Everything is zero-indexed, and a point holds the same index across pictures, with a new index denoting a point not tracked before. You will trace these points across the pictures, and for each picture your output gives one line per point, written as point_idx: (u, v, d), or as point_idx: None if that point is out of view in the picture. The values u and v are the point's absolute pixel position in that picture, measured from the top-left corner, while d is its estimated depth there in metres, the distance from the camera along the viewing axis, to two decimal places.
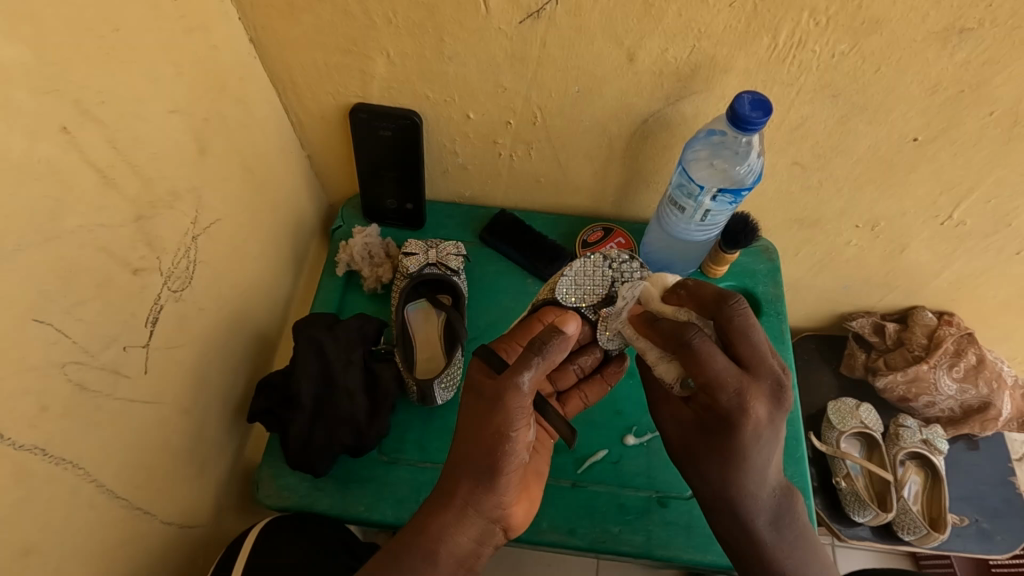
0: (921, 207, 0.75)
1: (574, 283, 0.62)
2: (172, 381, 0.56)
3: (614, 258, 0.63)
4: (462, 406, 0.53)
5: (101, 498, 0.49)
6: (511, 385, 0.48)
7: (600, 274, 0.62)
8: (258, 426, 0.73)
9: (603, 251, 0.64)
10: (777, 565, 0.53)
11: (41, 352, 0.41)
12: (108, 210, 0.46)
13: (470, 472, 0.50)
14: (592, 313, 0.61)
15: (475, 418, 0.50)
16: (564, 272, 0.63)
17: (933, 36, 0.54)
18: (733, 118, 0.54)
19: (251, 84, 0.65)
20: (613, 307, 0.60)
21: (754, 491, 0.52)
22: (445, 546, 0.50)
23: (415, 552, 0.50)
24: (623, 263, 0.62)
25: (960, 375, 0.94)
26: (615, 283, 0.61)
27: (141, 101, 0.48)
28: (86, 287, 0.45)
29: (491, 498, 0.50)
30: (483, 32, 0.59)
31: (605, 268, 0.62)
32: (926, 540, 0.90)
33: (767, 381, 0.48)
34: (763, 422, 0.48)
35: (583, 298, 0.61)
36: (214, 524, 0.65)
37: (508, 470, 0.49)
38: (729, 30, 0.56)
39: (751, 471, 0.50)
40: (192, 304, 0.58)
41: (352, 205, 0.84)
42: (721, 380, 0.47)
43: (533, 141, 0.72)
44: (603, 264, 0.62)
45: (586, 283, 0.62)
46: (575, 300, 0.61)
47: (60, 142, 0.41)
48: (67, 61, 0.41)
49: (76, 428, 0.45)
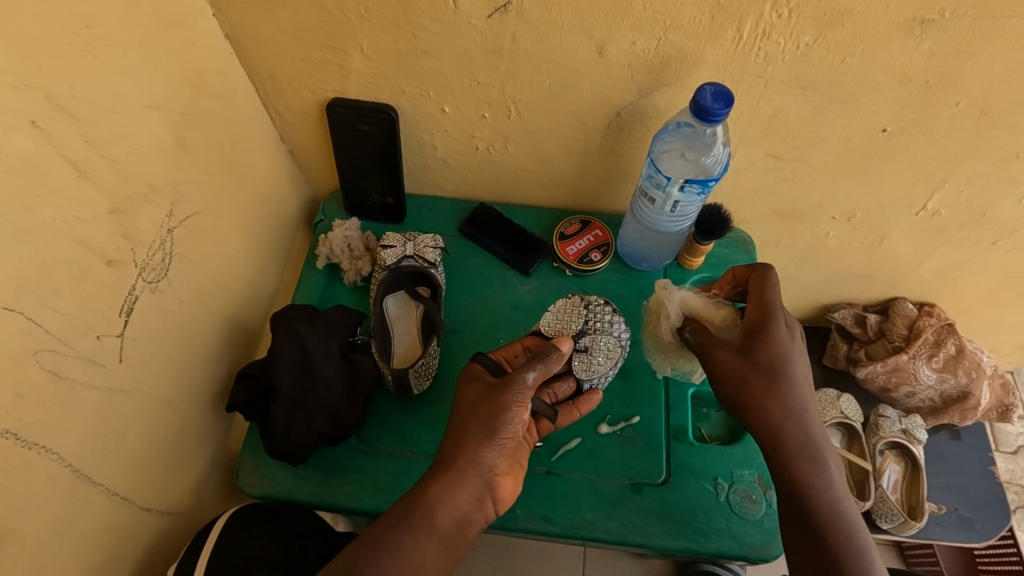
0: (897, 198, 0.76)
1: (554, 318, 0.69)
2: (150, 371, 0.57)
3: (591, 302, 0.70)
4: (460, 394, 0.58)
5: (80, 484, 0.50)
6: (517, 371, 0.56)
7: (579, 313, 0.69)
8: (240, 417, 0.74)
9: (583, 296, 0.71)
10: (825, 504, 0.53)
11: (14, 341, 0.42)
12: (82, 203, 0.47)
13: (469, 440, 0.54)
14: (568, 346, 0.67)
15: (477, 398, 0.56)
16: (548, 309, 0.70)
17: (897, 27, 0.55)
18: (697, 109, 0.55)
19: (230, 80, 0.66)
20: (586, 341, 0.67)
21: (812, 416, 0.57)
22: (442, 507, 0.51)
23: (413, 511, 0.51)
24: (598, 307, 0.69)
25: (940, 365, 0.95)
26: (591, 323, 0.68)
27: (113, 95, 0.49)
28: (59, 278, 0.46)
29: (482, 455, 0.53)
30: (456, 26, 0.60)
31: (583, 309, 0.69)
32: (903, 528, 0.91)
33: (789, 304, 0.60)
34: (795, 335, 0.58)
35: (560, 332, 0.68)
36: (196, 512, 0.67)
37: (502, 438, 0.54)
38: (695, 23, 0.57)
39: (805, 388, 0.57)
40: (170, 296, 0.59)
41: (334, 199, 0.85)
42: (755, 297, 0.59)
43: (510, 134, 0.73)
44: (581, 305, 0.69)
45: (565, 319, 0.68)
46: (552, 333, 0.68)
47: (31, 136, 0.42)
48: (36, 56, 0.42)
49: (52, 414, 0.46)
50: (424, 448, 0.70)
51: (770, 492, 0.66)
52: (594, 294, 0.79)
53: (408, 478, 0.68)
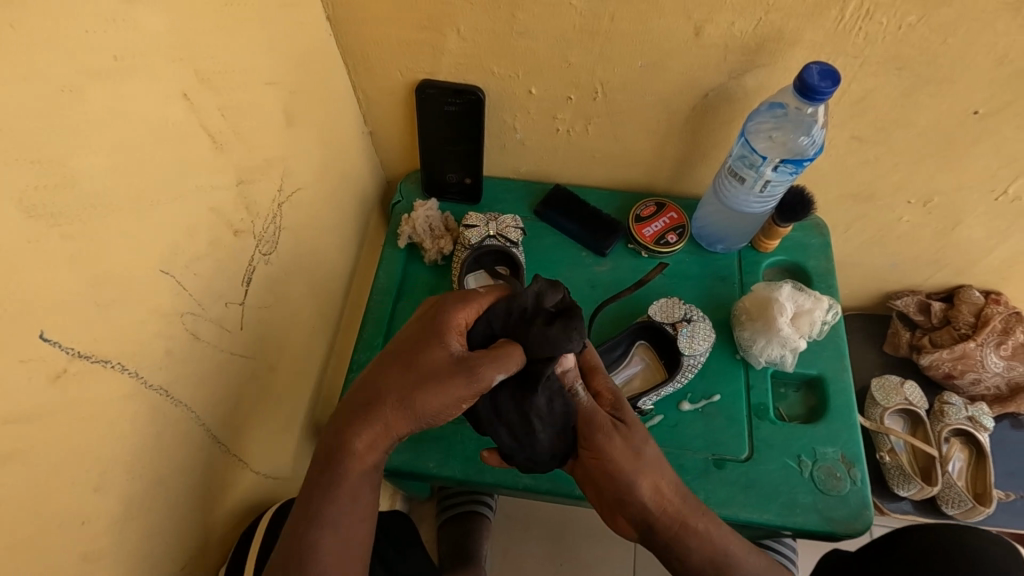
0: (979, 182, 0.76)
1: (658, 305, 0.74)
2: (260, 339, 0.60)
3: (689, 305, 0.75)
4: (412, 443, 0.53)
5: (207, 443, 0.53)
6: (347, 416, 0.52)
7: (681, 306, 0.74)
8: (327, 389, 0.77)
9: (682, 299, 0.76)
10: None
11: (169, 303, 0.45)
12: (216, 173, 0.49)
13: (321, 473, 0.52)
14: (671, 328, 0.72)
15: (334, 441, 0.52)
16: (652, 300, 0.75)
17: (1006, 7, 0.55)
18: (801, 87, 0.55)
19: (328, 60, 0.67)
20: (690, 326, 0.72)
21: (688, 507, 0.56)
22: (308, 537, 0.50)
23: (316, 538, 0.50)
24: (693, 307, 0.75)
25: (1008, 353, 0.95)
26: (691, 312, 0.73)
27: (241, 72, 0.51)
28: (200, 244, 0.48)
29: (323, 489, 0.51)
30: (555, 7, 0.61)
31: (684, 304, 0.74)
32: (970, 514, 0.91)
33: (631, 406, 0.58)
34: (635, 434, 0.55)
35: (664, 315, 0.72)
36: (290, 476, 0.70)
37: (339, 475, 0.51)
38: (799, 3, 0.57)
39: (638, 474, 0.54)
40: (278, 268, 0.62)
41: (411, 180, 0.87)
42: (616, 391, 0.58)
43: (593, 116, 0.74)
44: (681, 300, 0.74)
45: (670, 307, 0.73)
46: (658, 315, 0.72)
47: (183, 108, 0.44)
48: (190, 32, 0.44)
49: (190, 374, 0.49)
50: None
51: (853, 469, 0.67)
52: (671, 275, 0.80)
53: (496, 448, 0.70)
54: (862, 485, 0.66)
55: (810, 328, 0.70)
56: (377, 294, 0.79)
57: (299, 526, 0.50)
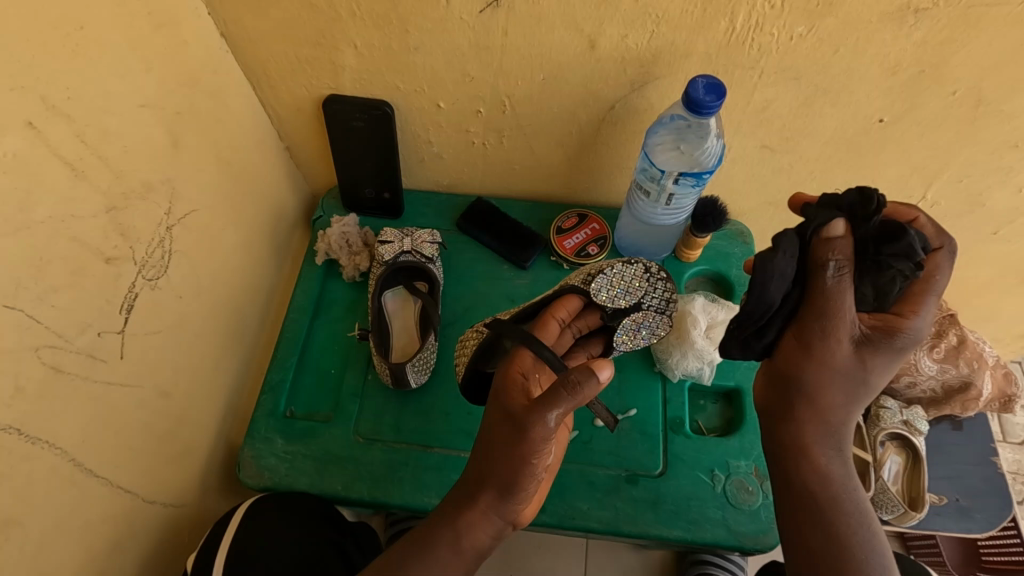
0: (894, 189, 0.75)
1: (611, 283, 0.61)
2: (150, 367, 0.58)
3: (654, 274, 0.62)
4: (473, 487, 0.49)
5: (82, 477, 0.51)
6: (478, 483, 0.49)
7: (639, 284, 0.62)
8: (242, 410, 0.76)
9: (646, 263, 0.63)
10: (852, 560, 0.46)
11: (16, 338, 0.44)
12: (78, 202, 0.48)
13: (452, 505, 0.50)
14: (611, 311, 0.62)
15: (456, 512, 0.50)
16: (606, 270, 0.62)
17: (888, 17, 0.54)
18: (688, 101, 0.57)
19: (225, 77, 0.66)
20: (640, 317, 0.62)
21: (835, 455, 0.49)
22: None
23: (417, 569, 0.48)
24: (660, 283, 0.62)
25: (941, 356, 0.94)
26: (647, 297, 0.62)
27: (107, 96, 0.50)
28: (58, 275, 0.47)
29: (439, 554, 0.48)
30: (447, 21, 0.60)
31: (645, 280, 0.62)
32: (903, 519, 0.91)
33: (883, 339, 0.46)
34: (874, 366, 0.46)
35: (616, 298, 0.61)
36: (199, 502, 0.68)
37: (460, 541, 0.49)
38: (685, 15, 0.57)
39: (819, 433, 0.48)
40: (169, 292, 0.60)
41: (332, 195, 0.87)
42: (823, 316, 0.45)
43: (503, 129, 0.73)
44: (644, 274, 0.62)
45: (624, 284, 0.61)
46: (607, 299, 0.61)
47: (26, 137, 0.43)
48: (32, 58, 0.43)
49: (54, 409, 0.47)
50: (421, 441, 0.72)
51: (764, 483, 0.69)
52: None
53: (405, 470, 0.70)
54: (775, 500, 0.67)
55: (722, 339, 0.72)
56: (293, 311, 0.79)
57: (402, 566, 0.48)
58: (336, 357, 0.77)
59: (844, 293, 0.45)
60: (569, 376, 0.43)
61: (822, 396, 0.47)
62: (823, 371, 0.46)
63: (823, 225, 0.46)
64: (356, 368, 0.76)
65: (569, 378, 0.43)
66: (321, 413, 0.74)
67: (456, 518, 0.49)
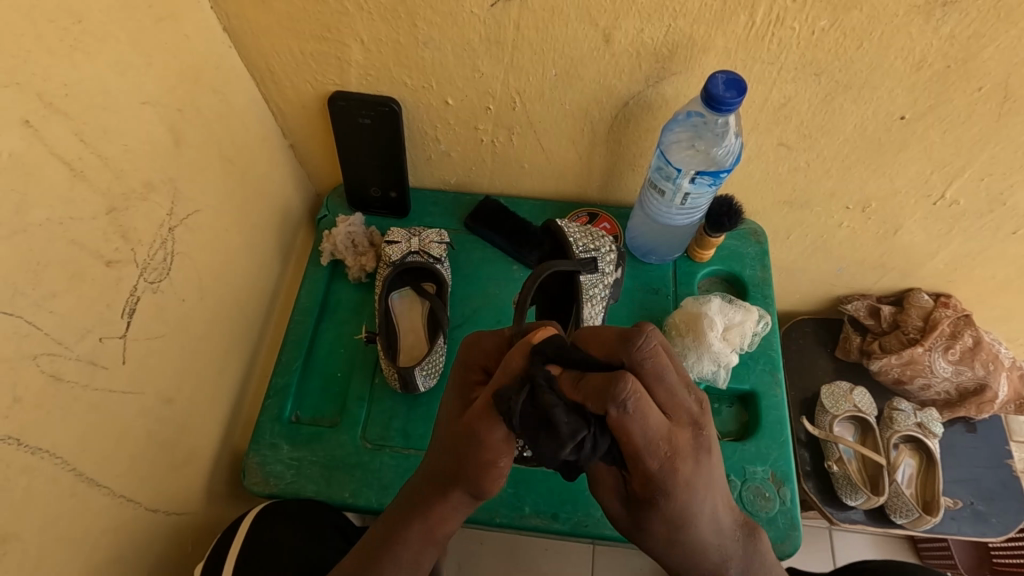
0: (913, 187, 0.73)
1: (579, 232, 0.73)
2: (152, 372, 0.57)
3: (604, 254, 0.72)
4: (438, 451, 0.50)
5: (83, 487, 0.49)
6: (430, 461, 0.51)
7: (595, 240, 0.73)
8: (246, 415, 0.74)
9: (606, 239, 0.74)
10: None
11: (14, 345, 0.42)
12: (78, 202, 0.46)
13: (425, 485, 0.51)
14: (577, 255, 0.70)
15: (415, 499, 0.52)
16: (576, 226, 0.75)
17: (916, 10, 0.52)
18: (708, 99, 0.56)
19: (227, 72, 0.64)
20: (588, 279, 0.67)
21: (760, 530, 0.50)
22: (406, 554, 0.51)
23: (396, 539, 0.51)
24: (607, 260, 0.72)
25: (956, 357, 0.92)
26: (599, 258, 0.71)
27: (107, 92, 0.48)
28: (57, 280, 0.45)
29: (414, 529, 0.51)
30: (457, 15, 0.58)
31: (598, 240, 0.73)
32: (919, 523, 0.90)
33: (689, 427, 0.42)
34: (699, 474, 0.42)
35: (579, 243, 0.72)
36: (203, 510, 0.67)
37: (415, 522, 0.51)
38: (705, 8, 0.55)
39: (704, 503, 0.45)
40: (172, 295, 0.59)
41: (337, 194, 0.85)
42: (654, 446, 0.39)
43: (513, 126, 0.72)
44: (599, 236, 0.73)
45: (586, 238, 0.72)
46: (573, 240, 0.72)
47: (23, 135, 0.41)
48: (28, 53, 0.41)
49: (53, 418, 0.46)
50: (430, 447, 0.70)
51: (782, 489, 0.68)
52: None
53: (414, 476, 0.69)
54: (791, 505, 0.68)
55: (739, 342, 0.71)
56: (297, 314, 0.77)
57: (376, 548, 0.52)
58: (342, 359, 0.76)
59: (634, 422, 0.37)
60: (504, 365, 0.41)
61: (690, 479, 0.42)
62: (683, 466, 0.41)
63: (597, 379, 0.37)
64: (363, 372, 0.74)
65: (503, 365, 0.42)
66: (327, 418, 0.73)
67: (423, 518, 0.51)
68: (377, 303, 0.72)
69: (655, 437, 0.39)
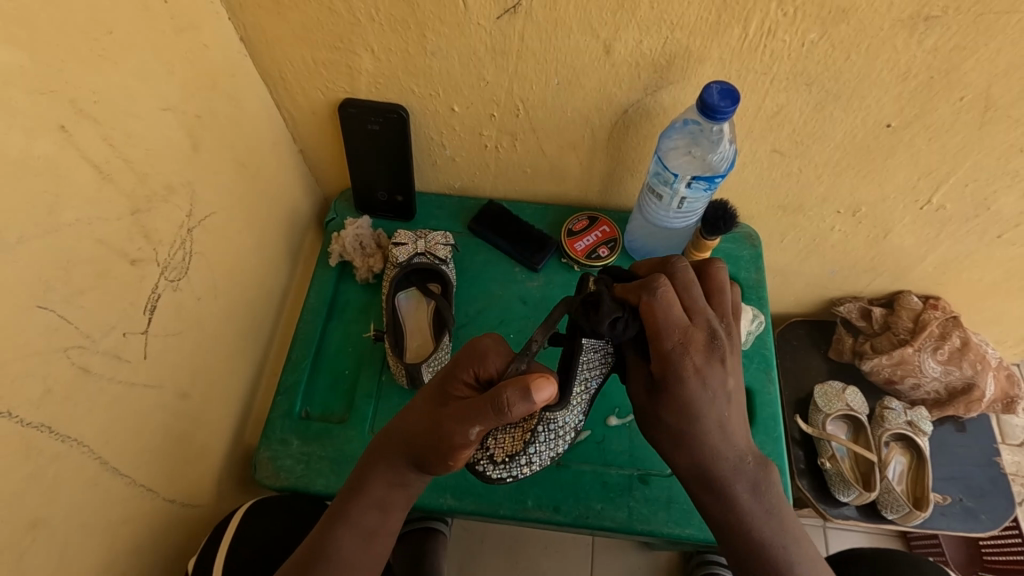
0: (902, 191, 0.76)
1: None
2: (170, 367, 0.59)
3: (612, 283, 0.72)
4: (404, 435, 0.55)
5: (106, 476, 0.52)
6: (397, 440, 0.55)
7: None
8: (257, 411, 0.76)
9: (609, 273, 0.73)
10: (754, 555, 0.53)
11: (45, 338, 0.44)
12: (106, 204, 0.49)
13: (391, 467, 0.55)
14: None
15: (374, 467, 0.56)
16: None
17: (900, 24, 0.55)
18: (703, 107, 0.58)
19: (242, 79, 0.67)
20: None
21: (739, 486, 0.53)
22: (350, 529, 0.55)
23: (357, 511, 0.56)
24: None
25: (944, 358, 0.95)
26: None
27: (133, 99, 0.51)
28: (85, 277, 0.47)
29: (363, 499, 0.56)
30: (464, 27, 0.61)
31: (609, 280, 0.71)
32: (909, 518, 0.93)
33: (701, 337, 0.52)
34: (708, 370, 0.52)
35: None
36: (215, 502, 0.69)
37: (370, 495, 0.56)
38: (700, 22, 0.58)
39: (715, 428, 0.53)
40: (189, 294, 0.61)
41: (344, 198, 0.88)
42: (672, 329, 0.51)
43: (517, 132, 0.74)
44: None
45: None
46: None
47: (57, 140, 0.44)
48: (63, 62, 0.44)
49: (81, 409, 0.48)
50: None
51: (776, 482, 0.71)
52: None
53: None
54: (784, 498, 0.70)
55: None
56: (307, 313, 0.80)
57: (343, 510, 0.56)
58: (350, 358, 0.78)
59: (660, 309, 0.51)
60: (502, 397, 0.45)
61: (699, 369, 0.51)
62: (713, 360, 0.52)
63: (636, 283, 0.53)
64: (371, 369, 0.77)
65: (501, 401, 0.46)
66: (336, 413, 0.75)
67: (388, 482, 0.56)
68: (381, 301, 0.74)
69: (674, 324, 0.51)
